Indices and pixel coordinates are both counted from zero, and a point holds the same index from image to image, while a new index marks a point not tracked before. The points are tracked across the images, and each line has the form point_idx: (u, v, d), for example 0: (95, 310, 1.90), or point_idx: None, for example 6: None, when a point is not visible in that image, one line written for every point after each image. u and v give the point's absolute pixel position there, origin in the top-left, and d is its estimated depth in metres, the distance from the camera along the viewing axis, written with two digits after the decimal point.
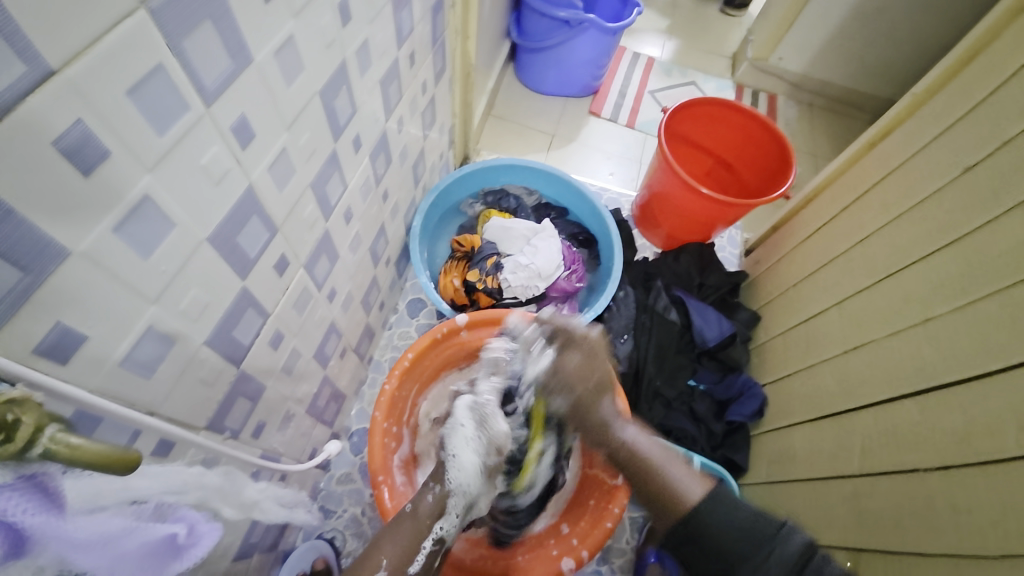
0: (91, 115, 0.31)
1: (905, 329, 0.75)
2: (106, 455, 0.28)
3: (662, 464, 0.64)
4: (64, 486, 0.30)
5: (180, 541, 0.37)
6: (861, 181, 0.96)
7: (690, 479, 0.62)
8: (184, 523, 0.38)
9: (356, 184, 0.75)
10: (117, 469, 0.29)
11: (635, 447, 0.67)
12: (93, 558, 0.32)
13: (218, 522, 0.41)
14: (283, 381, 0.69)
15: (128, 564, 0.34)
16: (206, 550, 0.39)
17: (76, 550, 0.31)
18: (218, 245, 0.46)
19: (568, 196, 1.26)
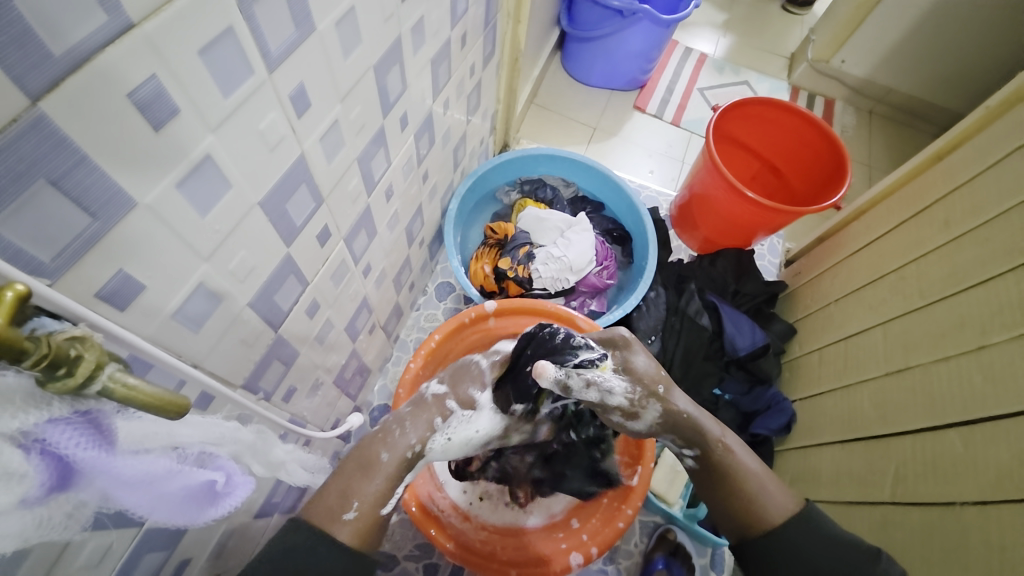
0: (164, 72, 0.32)
1: (956, 355, 0.71)
2: (160, 397, 0.30)
3: (758, 483, 0.64)
4: (118, 425, 0.32)
5: (218, 488, 0.40)
6: (920, 196, 0.91)
7: (791, 501, 0.63)
8: (223, 471, 0.41)
9: (399, 162, 0.75)
10: (168, 411, 0.31)
11: (731, 453, 0.66)
12: (139, 496, 0.34)
13: (251, 479, 0.45)
14: (316, 350, 0.71)
15: (171, 506, 0.37)
16: (239, 500, 0.42)
17: (120, 487, 0.32)
18: (269, 210, 0.48)
19: (606, 191, 1.24)
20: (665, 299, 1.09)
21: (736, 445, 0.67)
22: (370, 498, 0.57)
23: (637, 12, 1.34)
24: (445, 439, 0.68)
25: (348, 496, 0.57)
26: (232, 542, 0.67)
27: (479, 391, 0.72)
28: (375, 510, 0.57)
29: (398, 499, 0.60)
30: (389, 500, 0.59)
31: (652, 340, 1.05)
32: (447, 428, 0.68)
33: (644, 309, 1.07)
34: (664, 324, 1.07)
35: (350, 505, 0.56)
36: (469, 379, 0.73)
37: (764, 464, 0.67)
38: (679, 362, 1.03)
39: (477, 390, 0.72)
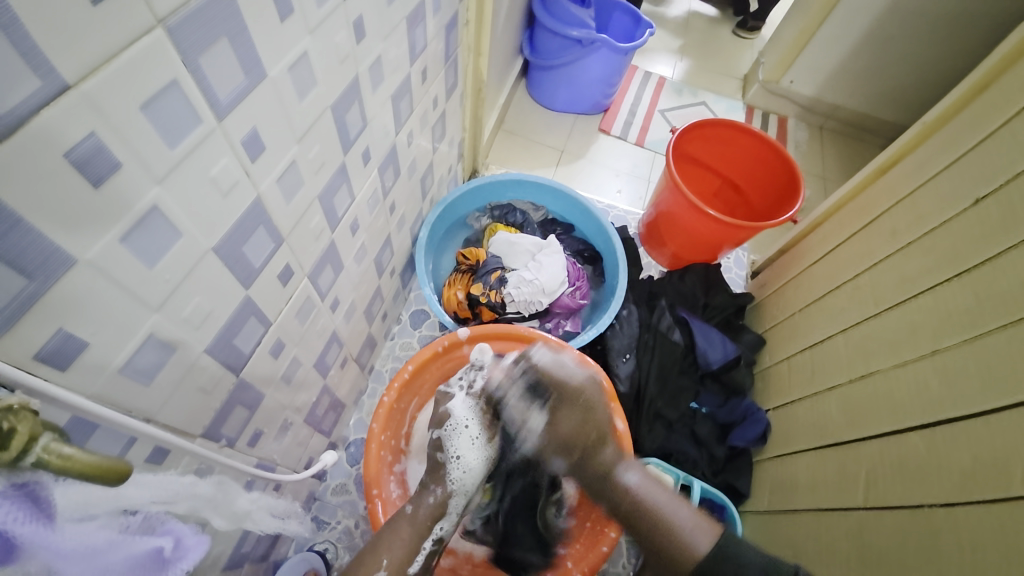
0: (104, 128, 0.31)
1: (913, 360, 0.73)
2: (98, 464, 0.28)
3: (666, 511, 0.62)
4: (56, 496, 0.30)
5: (166, 554, 0.37)
6: (868, 208, 0.96)
7: (706, 534, 0.59)
8: (171, 536, 0.38)
9: (364, 196, 0.76)
10: (109, 479, 0.29)
11: (637, 492, 0.65)
12: (83, 570, 0.32)
13: (205, 536, 0.40)
14: (283, 390, 0.69)
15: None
16: (192, 564, 0.38)
17: (61, 561, 0.30)
18: (224, 254, 0.47)
19: (574, 212, 1.26)
20: (638, 316, 1.11)
21: (639, 482, 0.65)
22: (397, 557, 0.64)
23: (595, 41, 1.39)
24: (456, 464, 0.74)
25: (376, 555, 0.63)
26: None
27: (475, 428, 0.78)
28: (403, 567, 0.64)
29: (424, 555, 0.67)
30: (415, 559, 0.66)
31: (626, 357, 1.05)
32: (457, 458, 0.74)
33: (617, 327, 1.08)
34: (638, 342, 1.08)
35: (381, 559, 0.63)
36: (477, 425, 0.78)
37: (670, 495, 0.64)
38: (655, 378, 1.04)
39: (473, 430, 0.77)
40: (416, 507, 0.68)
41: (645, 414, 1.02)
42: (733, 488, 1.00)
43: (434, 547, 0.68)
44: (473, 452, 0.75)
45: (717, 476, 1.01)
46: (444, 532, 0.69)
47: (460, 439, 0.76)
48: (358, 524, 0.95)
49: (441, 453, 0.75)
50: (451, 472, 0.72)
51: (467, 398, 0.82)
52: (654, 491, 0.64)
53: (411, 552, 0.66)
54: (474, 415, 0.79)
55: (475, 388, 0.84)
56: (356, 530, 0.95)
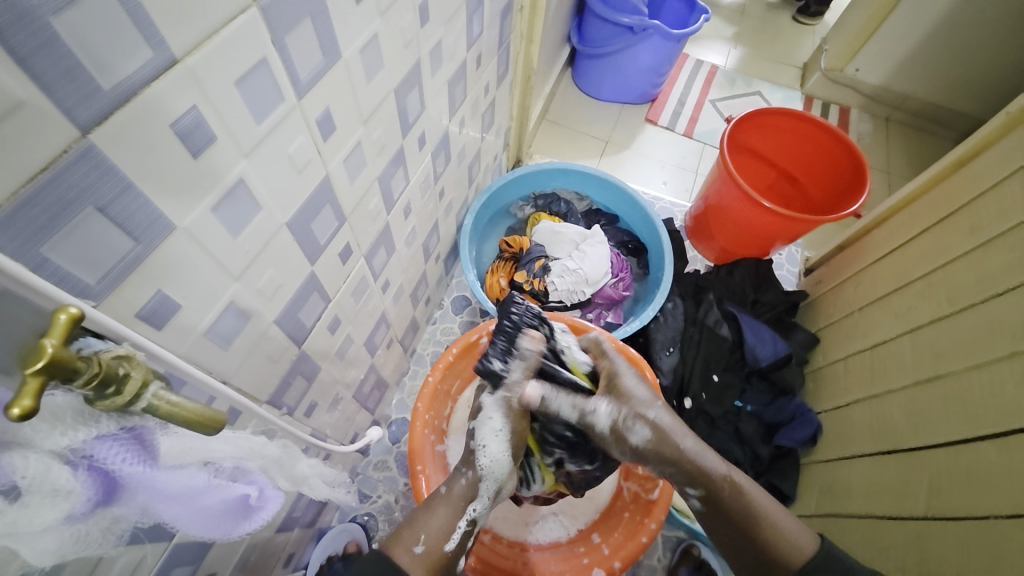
0: (204, 102, 0.33)
1: (988, 363, 0.69)
2: (200, 413, 0.31)
3: (773, 516, 0.63)
4: (158, 440, 0.33)
5: (252, 503, 0.41)
6: (945, 202, 0.89)
7: (807, 538, 0.61)
8: (256, 486, 0.42)
9: (416, 180, 0.77)
10: (208, 428, 0.31)
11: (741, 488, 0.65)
12: (175, 511, 0.35)
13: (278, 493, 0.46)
14: (336, 365, 0.72)
15: (205, 522, 0.38)
16: (269, 514, 0.44)
17: (162, 497, 0.33)
18: (295, 230, 0.49)
19: (620, 203, 1.24)
20: (683, 309, 1.08)
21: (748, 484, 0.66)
22: (434, 532, 0.61)
23: (646, 28, 1.36)
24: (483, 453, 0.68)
25: (415, 531, 0.61)
26: (254, 557, 0.67)
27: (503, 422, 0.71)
28: (440, 546, 0.61)
29: (461, 534, 0.63)
30: (451, 536, 0.62)
31: (670, 351, 1.04)
32: (483, 449, 0.68)
33: (661, 320, 1.06)
34: (682, 335, 1.06)
35: (418, 540, 0.60)
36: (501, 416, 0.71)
37: (776, 502, 0.65)
38: (699, 373, 1.02)
39: (496, 421, 0.71)
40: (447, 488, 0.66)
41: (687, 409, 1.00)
42: (777, 490, 0.97)
43: (468, 528, 0.65)
44: (499, 442, 0.69)
45: (759, 477, 0.98)
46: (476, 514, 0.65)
47: (484, 427, 0.70)
48: (398, 500, 0.99)
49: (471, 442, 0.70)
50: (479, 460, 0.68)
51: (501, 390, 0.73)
52: (758, 493, 0.65)
53: (446, 529, 0.62)
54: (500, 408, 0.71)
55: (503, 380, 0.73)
56: (396, 505, 0.98)
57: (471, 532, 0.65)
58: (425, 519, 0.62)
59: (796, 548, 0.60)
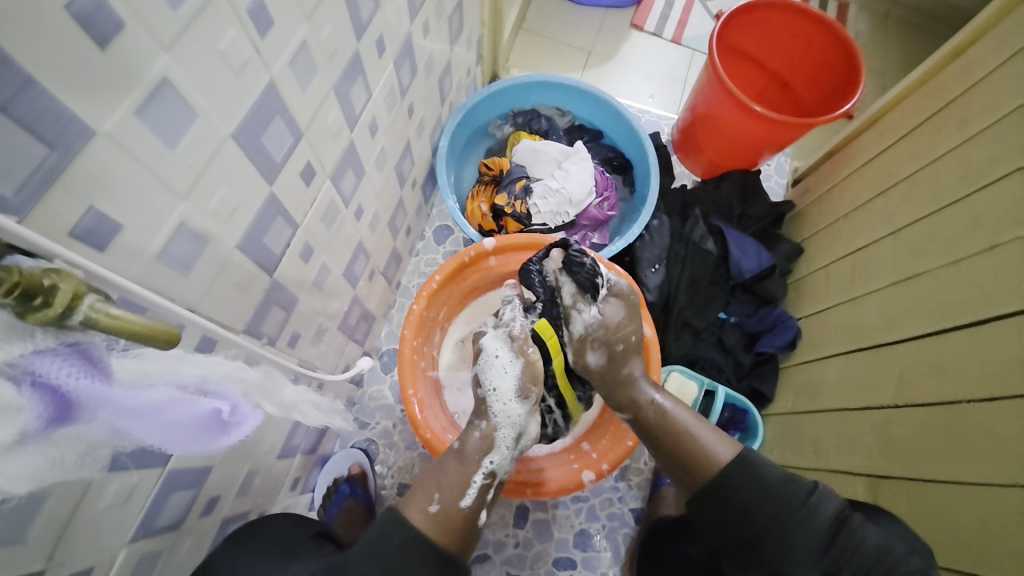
0: None
1: (966, 258, 0.69)
2: (147, 326, 0.29)
3: (692, 429, 0.67)
4: (108, 359, 0.32)
5: (226, 417, 0.42)
6: (938, 96, 0.85)
7: (727, 446, 0.64)
8: (228, 401, 0.42)
9: (380, 94, 0.71)
10: (160, 341, 0.30)
11: (667, 411, 0.71)
12: (146, 428, 0.35)
13: (257, 411, 0.47)
14: (315, 296, 0.70)
15: (181, 437, 0.39)
16: (248, 429, 0.45)
17: (122, 413, 0.33)
18: (243, 143, 0.45)
19: (604, 117, 1.17)
20: (669, 226, 1.06)
21: (669, 403, 0.72)
22: (448, 490, 0.63)
23: None
24: (495, 395, 0.71)
25: (429, 490, 0.62)
26: (258, 481, 0.70)
27: (513, 362, 0.73)
28: (456, 503, 0.62)
29: (478, 488, 0.65)
30: (467, 492, 0.64)
31: (656, 268, 1.03)
32: (493, 391, 0.71)
33: (647, 237, 1.05)
34: (668, 252, 1.04)
35: (433, 500, 0.61)
36: (507, 352, 0.73)
37: (698, 416, 0.69)
38: (685, 289, 1.01)
39: (503, 358, 0.73)
40: (463, 443, 0.68)
41: (673, 323, 1.02)
42: (758, 392, 1.01)
43: (486, 481, 0.66)
44: (509, 379, 0.72)
45: (741, 382, 1.02)
46: (496, 464, 0.67)
47: (490, 368, 0.73)
48: (395, 425, 1.02)
49: (480, 389, 0.72)
50: (494, 407, 0.71)
51: (501, 330, 0.77)
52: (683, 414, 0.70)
53: (462, 485, 0.64)
54: (506, 345, 0.74)
55: (506, 321, 0.79)
56: (394, 430, 1.02)
57: (490, 484, 0.67)
58: (439, 480, 0.64)
59: (709, 459, 0.63)
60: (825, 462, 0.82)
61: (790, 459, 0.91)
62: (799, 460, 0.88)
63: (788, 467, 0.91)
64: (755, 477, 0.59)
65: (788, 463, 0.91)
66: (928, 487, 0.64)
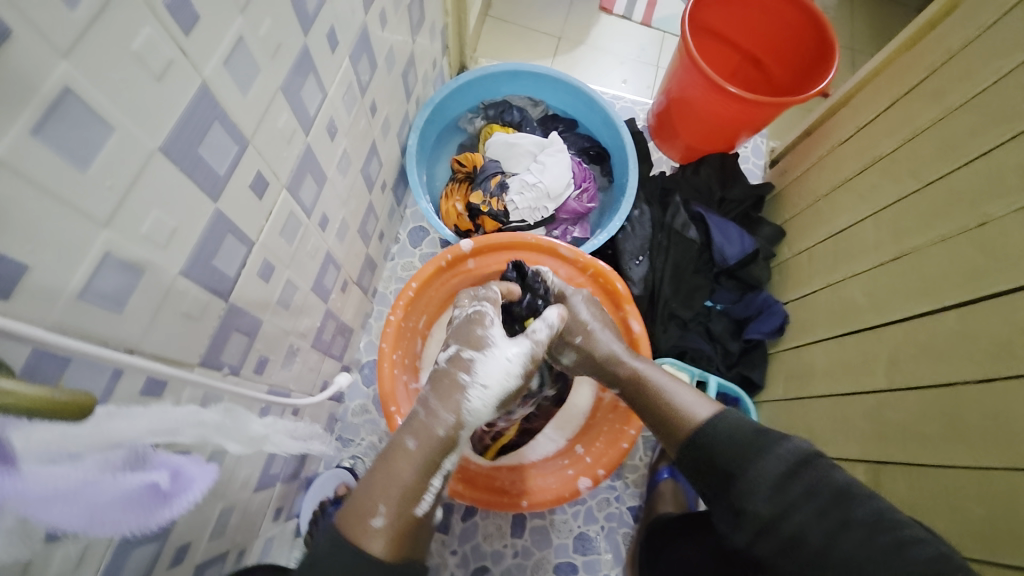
0: None
1: (953, 236, 0.67)
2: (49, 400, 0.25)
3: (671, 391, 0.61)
4: (9, 439, 0.27)
5: (166, 487, 0.36)
6: (913, 70, 0.83)
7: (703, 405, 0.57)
8: (168, 468, 0.36)
9: (337, 93, 0.65)
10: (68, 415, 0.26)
11: (644, 375, 0.65)
12: (68, 512, 0.30)
13: (212, 467, 0.40)
14: (282, 315, 0.65)
15: (117, 517, 0.33)
16: (198, 494, 0.37)
17: (30, 500, 0.28)
18: (176, 156, 0.40)
19: (577, 105, 1.13)
20: (651, 215, 1.03)
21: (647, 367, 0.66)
22: (396, 498, 0.49)
23: None
24: (481, 394, 0.56)
25: (375, 499, 0.49)
26: (234, 518, 0.65)
27: (517, 365, 0.59)
28: (410, 513, 0.49)
29: (435, 495, 0.52)
30: (423, 498, 0.51)
31: (640, 260, 0.99)
32: (481, 386, 0.56)
33: (629, 229, 1.01)
34: (651, 242, 1.01)
35: (377, 512, 0.48)
36: (520, 363, 0.59)
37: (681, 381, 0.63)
38: (669, 278, 0.99)
39: (513, 367, 0.58)
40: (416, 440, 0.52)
41: (659, 315, 0.99)
42: (749, 380, 0.99)
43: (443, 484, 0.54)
44: (502, 381, 0.57)
45: (731, 370, 1.01)
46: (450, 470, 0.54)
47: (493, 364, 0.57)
48: (381, 439, 0.98)
49: (464, 375, 0.57)
50: (472, 398, 0.56)
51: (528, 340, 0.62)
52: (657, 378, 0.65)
53: (415, 491, 0.51)
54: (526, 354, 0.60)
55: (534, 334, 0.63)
56: (380, 445, 0.97)
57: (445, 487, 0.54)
58: (385, 486, 0.50)
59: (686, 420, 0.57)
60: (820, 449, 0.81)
61: None
62: None
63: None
64: (734, 434, 0.52)
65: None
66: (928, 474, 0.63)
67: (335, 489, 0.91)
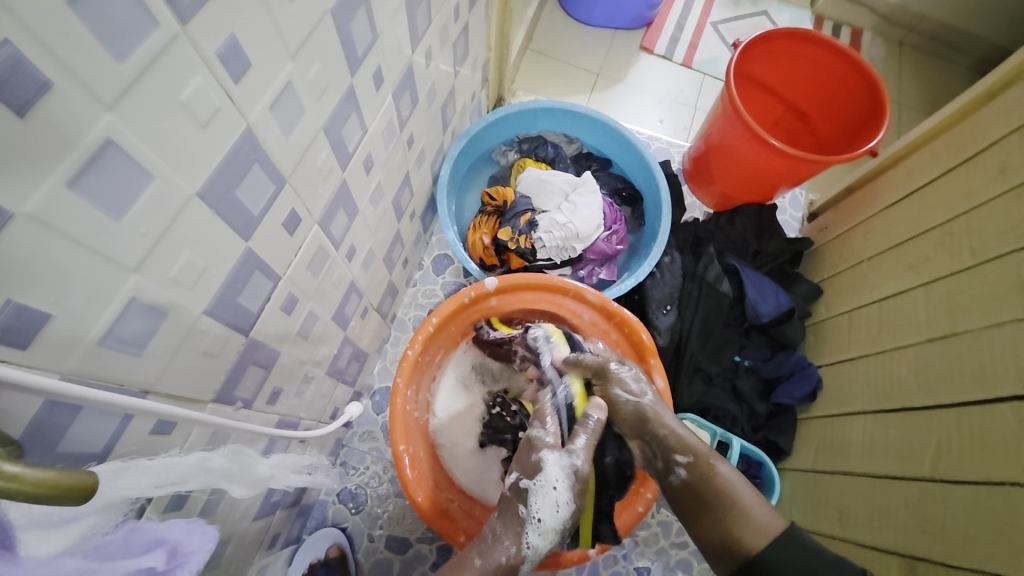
0: (24, 36, 0.24)
1: (1008, 322, 0.63)
2: (56, 482, 0.25)
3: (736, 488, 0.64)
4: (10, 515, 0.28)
5: (160, 568, 0.34)
6: (973, 139, 0.79)
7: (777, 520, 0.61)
8: (164, 548, 0.35)
9: (377, 129, 0.65)
10: (72, 499, 0.26)
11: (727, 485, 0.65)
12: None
13: (210, 533, 0.37)
14: (300, 346, 0.64)
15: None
16: (198, 564, 0.36)
17: None
18: (213, 200, 0.39)
19: (614, 145, 1.12)
20: (681, 263, 1.00)
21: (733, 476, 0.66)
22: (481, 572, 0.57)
23: None
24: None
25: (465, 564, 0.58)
26: (230, 550, 0.63)
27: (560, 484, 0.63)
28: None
29: (505, 561, 0.58)
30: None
31: (667, 310, 0.97)
32: (537, 522, 0.60)
33: (658, 276, 0.99)
34: (680, 292, 0.98)
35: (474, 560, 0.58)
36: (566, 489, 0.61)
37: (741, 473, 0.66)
38: (697, 333, 0.95)
39: (560, 494, 0.61)
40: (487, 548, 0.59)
41: (684, 369, 0.95)
42: (774, 445, 0.95)
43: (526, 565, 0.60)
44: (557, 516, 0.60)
45: (756, 433, 0.96)
46: (525, 545, 0.59)
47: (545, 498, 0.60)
48: (385, 470, 0.95)
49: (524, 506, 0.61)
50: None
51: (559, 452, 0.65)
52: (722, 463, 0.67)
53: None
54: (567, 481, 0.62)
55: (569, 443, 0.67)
56: (383, 475, 0.95)
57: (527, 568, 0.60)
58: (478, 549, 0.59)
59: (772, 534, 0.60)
60: (852, 533, 0.77)
61: (811, 523, 0.85)
62: (822, 525, 0.83)
63: (812, 531, 0.85)
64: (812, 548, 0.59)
65: (807, 525, 0.86)
66: None
67: (326, 549, 0.87)
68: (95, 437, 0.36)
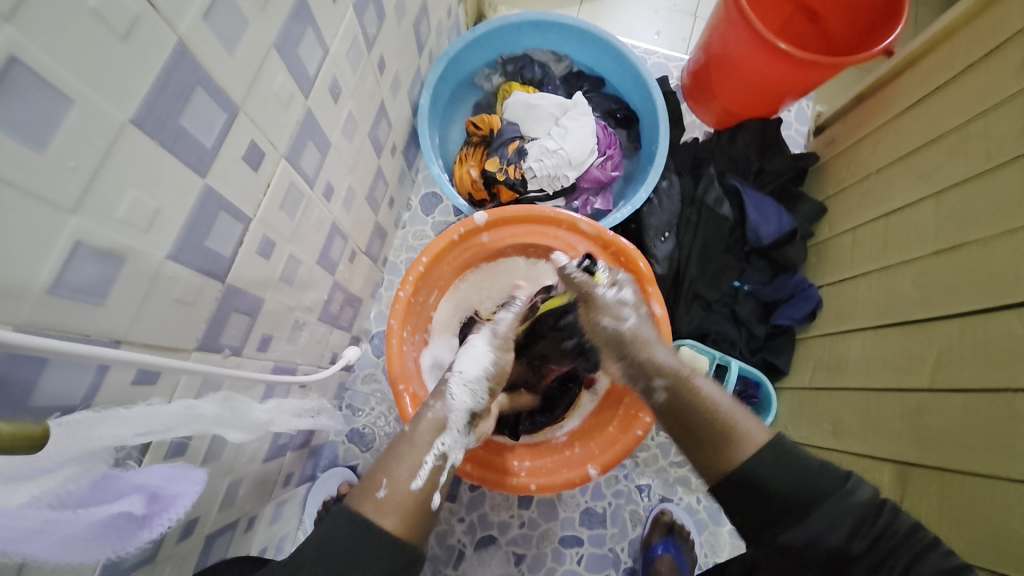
0: None
1: (1022, 228, 0.60)
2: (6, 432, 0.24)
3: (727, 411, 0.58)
4: None
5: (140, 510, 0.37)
6: (1000, 25, 0.71)
7: (762, 430, 0.55)
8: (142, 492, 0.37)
9: (339, 48, 0.58)
10: (23, 447, 0.26)
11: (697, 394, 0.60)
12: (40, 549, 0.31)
13: (187, 480, 0.41)
14: (286, 292, 0.62)
15: (88, 545, 0.34)
16: (177, 505, 0.39)
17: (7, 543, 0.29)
18: (154, 129, 0.35)
19: (606, 61, 1.03)
20: (680, 187, 0.96)
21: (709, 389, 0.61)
22: (400, 473, 0.56)
23: None
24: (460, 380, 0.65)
25: (377, 476, 0.55)
26: (245, 489, 0.65)
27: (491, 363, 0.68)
28: (407, 485, 0.55)
29: (429, 469, 0.57)
30: (419, 473, 0.56)
31: (665, 237, 0.93)
32: (460, 374, 0.65)
33: (655, 202, 0.94)
34: (679, 218, 0.95)
35: (381, 484, 0.55)
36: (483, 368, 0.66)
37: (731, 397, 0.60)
38: (696, 258, 0.93)
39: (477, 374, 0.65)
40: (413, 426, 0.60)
41: (683, 295, 0.94)
42: (773, 366, 0.96)
43: (438, 462, 0.59)
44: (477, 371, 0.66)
45: (755, 354, 0.96)
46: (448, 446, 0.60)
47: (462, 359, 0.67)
48: (390, 410, 0.97)
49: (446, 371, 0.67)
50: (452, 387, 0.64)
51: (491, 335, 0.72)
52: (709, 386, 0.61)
53: (414, 466, 0.57)
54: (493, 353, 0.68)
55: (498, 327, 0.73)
56: (389, 415, 0.97)
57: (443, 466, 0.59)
58: (389, 464, 0.57)
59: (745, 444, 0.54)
60: (847, 443, 0.79)
61: (806, 436, 0.88)
62: (816, 437, 0.85)
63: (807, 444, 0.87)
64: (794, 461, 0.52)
65: (802, 438, 0.89)
66: (958, 483, 0.61)
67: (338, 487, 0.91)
68: (70, 389, 0.35)
